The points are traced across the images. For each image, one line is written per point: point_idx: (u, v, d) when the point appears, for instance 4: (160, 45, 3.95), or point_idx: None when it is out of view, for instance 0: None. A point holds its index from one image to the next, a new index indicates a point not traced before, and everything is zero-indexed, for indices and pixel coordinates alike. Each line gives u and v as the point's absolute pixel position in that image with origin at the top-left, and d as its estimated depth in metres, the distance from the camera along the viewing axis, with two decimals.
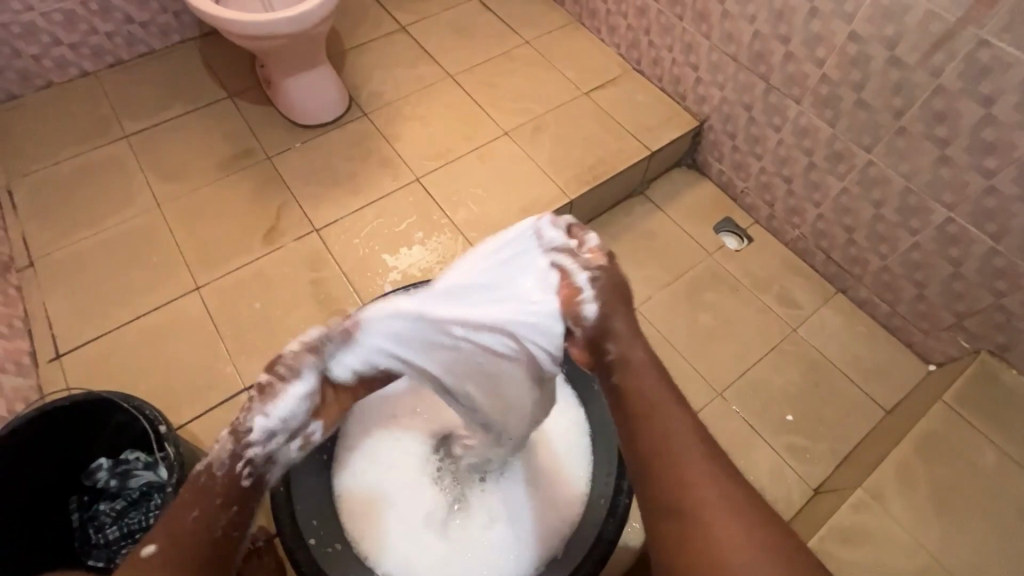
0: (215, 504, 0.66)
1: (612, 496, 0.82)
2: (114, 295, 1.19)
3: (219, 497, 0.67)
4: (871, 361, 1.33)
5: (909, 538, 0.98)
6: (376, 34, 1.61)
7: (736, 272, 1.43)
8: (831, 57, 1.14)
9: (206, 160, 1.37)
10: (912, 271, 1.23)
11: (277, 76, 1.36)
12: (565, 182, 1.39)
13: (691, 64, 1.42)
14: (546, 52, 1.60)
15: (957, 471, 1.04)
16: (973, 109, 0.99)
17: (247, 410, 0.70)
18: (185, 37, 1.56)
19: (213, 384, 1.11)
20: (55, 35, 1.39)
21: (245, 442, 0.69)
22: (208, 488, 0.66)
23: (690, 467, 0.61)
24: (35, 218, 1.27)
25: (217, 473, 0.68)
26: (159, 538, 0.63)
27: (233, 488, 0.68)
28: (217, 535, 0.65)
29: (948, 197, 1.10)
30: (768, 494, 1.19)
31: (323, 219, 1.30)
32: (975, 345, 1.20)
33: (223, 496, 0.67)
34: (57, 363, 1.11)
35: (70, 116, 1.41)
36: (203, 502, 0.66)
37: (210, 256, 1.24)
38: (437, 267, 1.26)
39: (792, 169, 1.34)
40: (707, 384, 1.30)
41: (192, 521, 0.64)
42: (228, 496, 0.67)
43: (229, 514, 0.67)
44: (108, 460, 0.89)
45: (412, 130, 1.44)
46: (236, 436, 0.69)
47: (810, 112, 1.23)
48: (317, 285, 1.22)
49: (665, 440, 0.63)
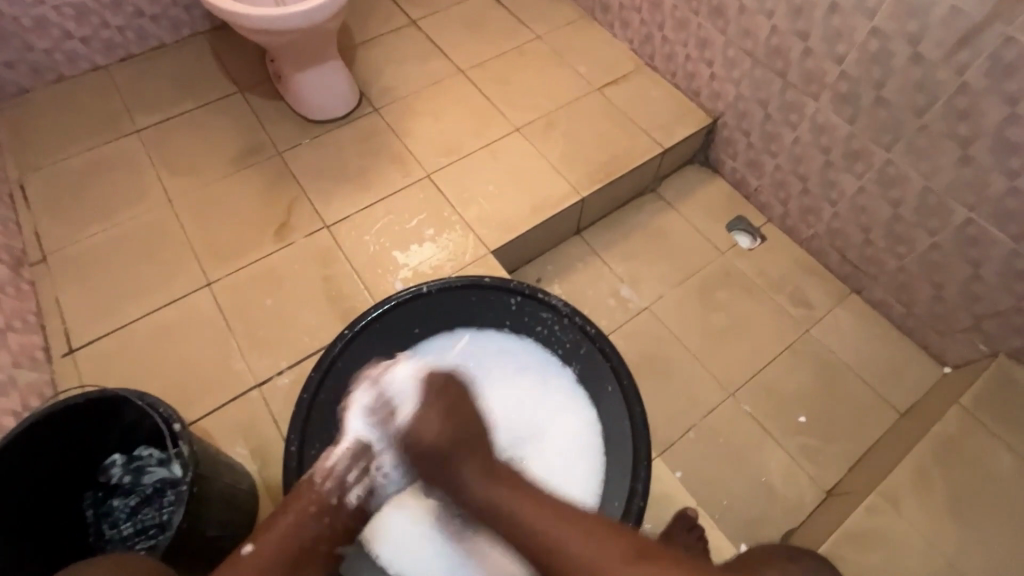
0: (309, 512, 0.74)
1: (627, 498, 0.82)
2: (126, 291, 1.19)
3: (315, 506, 0.74)
4: (886, 362, 1.31)
5: (925, 544, 0.97)
6: (386, 29, 1.60)
7: (748, 271, 1.41)
8: (851, 54, 1.12)
9: (217, 155, 1.37)
10: (930, 272, 1.21)
11: (288, 71, 1.35)
12: (577, 180, 1.37)
13: (706, 59, 1.40)
14: (558, 47, 1.59)
15: (974, 476, 1.03)
16: (997, 108, 0.97)
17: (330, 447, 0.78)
18: (196, 31, 1.55)
19: (225, 380, 1.11)
20: (67, 29, 1.39)
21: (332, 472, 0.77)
22: (307, 496, 0.74)
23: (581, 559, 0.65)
24: (48, 213, 1.27)
25: (317, 485, 0.75)
26: (255, 539, 0.71)
27: (324, 504, 0.75)
28: (308, 544, 0.73)
29: (969, 198, 1.08)
30: (780, 496, 1.18)
31: (334, 216, 1.29)
32: (993, 348, 1.19)
33: (318, 507, 0.74)
34: (70, 358, 1.11)
35: (81, 111, 1.41)
36: (300, 509, 0.74)
37: (222, 252, 1.24)
38: (448, 264, 1.25)
39: (808, 167, 1.32)
40: (719, 384, 1.29)
41: (287, 522, 0.73)
42: (322, 508, 0.74)
43: (319, 526, 0.74)
44: (121, 456, 0.90)
45: (422, 126, 1.43)
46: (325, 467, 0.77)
47: (827, 110, 1.21)
48: (328, 281, 1.22)
49: (558, 543, 0.66)
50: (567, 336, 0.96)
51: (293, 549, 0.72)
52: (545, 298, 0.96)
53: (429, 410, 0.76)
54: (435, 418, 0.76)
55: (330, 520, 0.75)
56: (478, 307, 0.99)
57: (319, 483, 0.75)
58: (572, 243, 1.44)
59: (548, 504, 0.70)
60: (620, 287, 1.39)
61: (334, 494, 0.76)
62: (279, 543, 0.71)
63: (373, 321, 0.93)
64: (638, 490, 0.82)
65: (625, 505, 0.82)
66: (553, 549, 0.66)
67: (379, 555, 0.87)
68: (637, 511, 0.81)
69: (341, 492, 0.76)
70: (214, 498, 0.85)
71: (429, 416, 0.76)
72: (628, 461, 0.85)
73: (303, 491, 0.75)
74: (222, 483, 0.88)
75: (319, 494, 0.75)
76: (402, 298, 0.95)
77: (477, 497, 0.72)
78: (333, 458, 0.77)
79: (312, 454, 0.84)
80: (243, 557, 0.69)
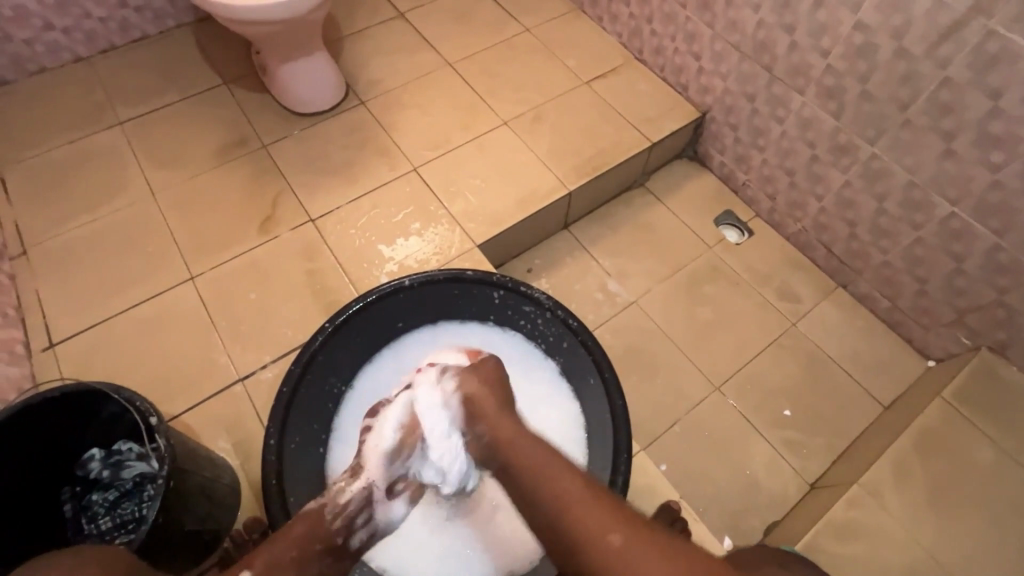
0: (314, 548, 0.68)
1: (606, 491, 0.82)
2: (108, 285, 1.18)
3: (320, 543, 0.69)
4: (871, 356, 1.32)
5: (906, 535, 0.98)
6: (374, 21, 1.59)
7: (735, 266, 1.42)
8: (836, 48, 1.12)
9: (202, 148, 1.36)
10: (914, 266, 1.22)
11: (273, 63, 1.34)
12: (564, 173, 1.37)
13: (694, 53, 1.40)
14: (547, 40, 1.58)
15: (954, 468, 1.04)
16: (980, 102, 0.97)
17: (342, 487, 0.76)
18: (181, 23, 1.54)
19: (208, 375, 1.10)
20: (47, 19, 1.37)
21: (346, 509, 0.74)
22: (315, 526, 0.70)
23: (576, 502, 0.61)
24: (28, 207, 1.26)
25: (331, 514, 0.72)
26: (255, 566, 0.62)
27: (331, 540, 0.71)
28: None
29: (952, 192, 1.08)
30: (763, 489, 1.19)
31: (319, 209, 1.28)
32: (975, 341, 1.20)
33: (323, 544, 0.70)
34: (51, 353, 1.10)
35: (63, 103, 1.40)
36: (305, 543, 0.68)
37: (205, 246, 1.23)
38: (434, 259, 1.24)
39: (795, 162, 1.32)
40: (704, 377, 1.29)
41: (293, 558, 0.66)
42: (327, 545, 0.70)
43: (322, 562, 0.69)
44: (100, 451, 0.89)
45: (410, 119, 1.42)
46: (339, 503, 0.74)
47: (814, 104, 1.21)
48: (312, 275, 1.21)
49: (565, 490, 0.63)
50: (550, 330, 0.96)
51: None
52: (528, 292, 0.95)
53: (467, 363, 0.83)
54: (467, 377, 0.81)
55: (333, 558, 0.71)
56: (461, 299, 0.99)
57: (328, 518, 0.72)
58: (559, 237, 1.44)
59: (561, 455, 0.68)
60: (608, 282, 1.39)
61: (340, 533, 0.73)
62: (280, 572, 0.64)
63: (354, 314, 0.92)
64: (618, 483, 0.82)
65: None
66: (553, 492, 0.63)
67: (362, 548, 0.86)
68: None
69: (346, 535, 0.73)
70: (193, 492, 0.85)
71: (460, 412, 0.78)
72: (607, 455, 0.85)
73: (303, 522, 0.70)
74: (201, 477, 0.87)
75: (327, 530, 0.71)
76: (386, 291, 0.95)
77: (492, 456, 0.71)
78: (348, 496, 0.75)
79: (290, 447, 0.84)
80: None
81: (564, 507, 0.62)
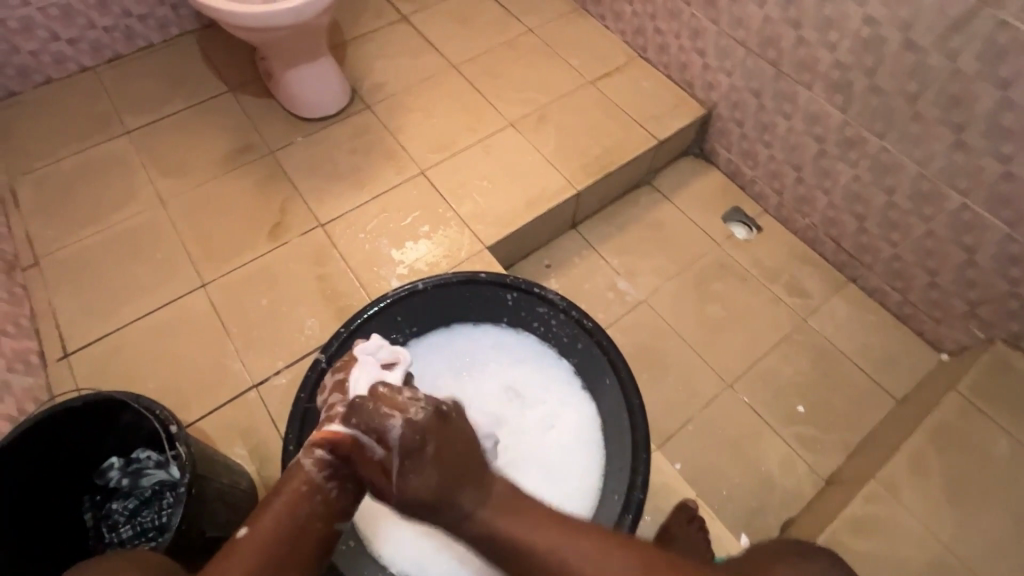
0: (301, 493, 0.67)
1: (626, 492, 0.82)
2: (119, 293, 1.18)
3: (305, 486, 0.68)
4: (883, 350, 1.32)
5: (924, 529, 0.97)
6: (377, 24, 1.59)
7: (745, 262, 1.41)
8: (843, 41, 1.12)
9: (209, 155, 1.36)
10: (925, 259, 1.21)
11: (278, 69, 1.34)
12: (571, 173, 1.37)
13: (699, 50, 1.40)
14: (550, 40, 1.58)
15: (970, 462, 1.03)
16: (990, 93, 0.97)
17: (315, 441, 0.69)
18: (184, 30, 1.54)
19: (221, 381, 1.10)
20: (53, 30, 1.38)
21: (325, 461, 0.68)
22: (296, 476, 0.68)
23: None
24: (38, 218, 1.26)
25: (306, 462, 0.68)
26: (250, 522, 0.66)
27: (318, 485, 0.68)
28: (302, 524, 0.67)
29: (963, 183, 1.08)
30: (778, 485, 1.19)
31: (327, 214, 1.29)
32: (988, 333, 1.19)
33: (310, 487, 0.68)
34: (65, 362, 1.10)
35: (71, 113, 1.40)
36: (291, 490, 0.67)
37: (216, 252, 1.24)
38: (444, 261, 1.24)
39: (802, 156, 1.32)
40: (716, 374, 1.29)
41: (281, 508, 0.67)
42: (314, 487, 0.68)
43: (313, 505, 0.68)
44: (119, 459, 0.89)
45: (415, 122, 1.43)
46: (317, 462, 0.68)
47: (821, 98, 1.21)
48: (323, 279, 1.21)
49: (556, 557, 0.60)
50: (563, 331, 0.96)
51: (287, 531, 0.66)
52: (541, 293, 0.95)
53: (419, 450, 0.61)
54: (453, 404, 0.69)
55: (324, 498, 0.68)
56: (474, 302, 0.99)
57: (310, 465, 0.68)
58: (568, 237, 1.44)
59: (553, 526, 0.62)
60: (617, 280, 1.39)
61: (323, 473, 0.68)
62: (271, 527, 0.65)
63: (368, 318, 0.93)
64: (638, 483, 0.82)
65: (626, 496, 0.82)
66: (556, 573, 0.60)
67: (381, 554, 0.86)
68: (637, 504, 0.80)
69: (336, 478, 0.69)
70: (211, 499, 0.85)
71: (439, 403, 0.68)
72: (625, 453, 0.86)
73: (291, 476, 0.68)
74: (219, 483, 0.88)
75: (307, 474, 0.68)
76: (399, 295, 0.95)
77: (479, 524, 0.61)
78: (322, 452, 0.68)
79: None
80: (239, 542, 0.65)
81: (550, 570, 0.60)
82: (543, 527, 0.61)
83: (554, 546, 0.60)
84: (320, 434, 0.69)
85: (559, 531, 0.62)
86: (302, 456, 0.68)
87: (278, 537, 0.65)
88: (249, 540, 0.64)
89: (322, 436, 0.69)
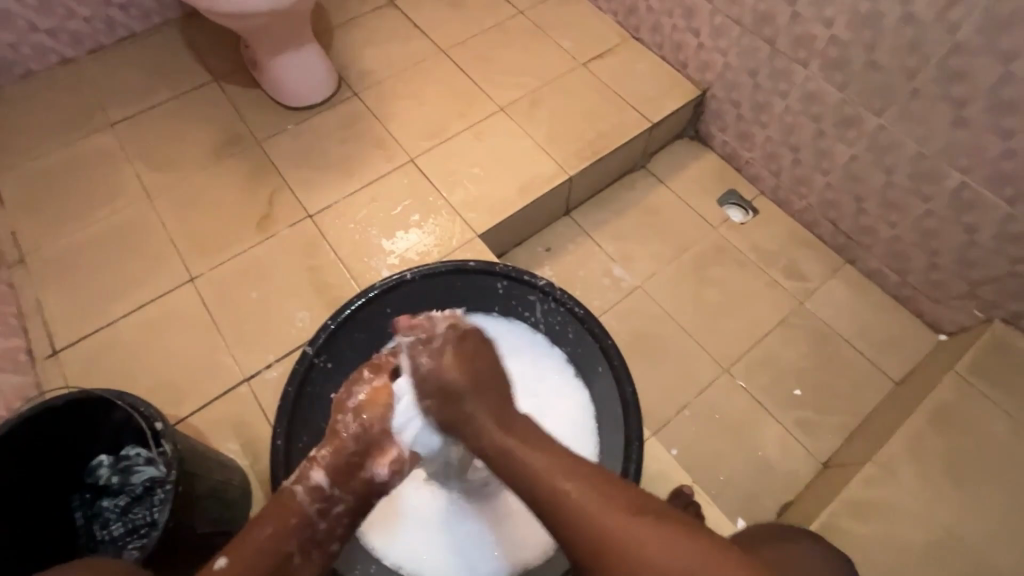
0: (289, 525, 0.65)
1: (619, 480, 0.81)
2: (106, 289, 1.17)
3: (295, 517, 0.65)
4: (881, 333, 1.30)
5: (922, 511, 0.97)
6: (364, 9, 1.55)
7: (742, 246, 1.39)
8: (840, 17, 1.09)
9: (194, 146, 1.33)
10: (924, 239, 1.19)
11: (263, 57, 1.32)
12: (564, 158, 1.34)
13: (693, 30, 1.36)
14: (541, 22, 1.54)
15: (969, 442, 1.03)
16: (991, 67, 0.95)
17: (310, 465, 0.69)
18: (167, 19, 1.51)
19: (212, 375, 1.09)
20: (31, 21, 1.34)
21: (315, 492, 0.68)
22: (287, 505, 0.66)
23: (585, 508, 0.57)
24: (23, 213, 1.24)
25: (298, 489, 0.67)
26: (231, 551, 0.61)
27: (308, 517, 0.66)
28: (281, 564, 0.63)
29: (963, 161, 1.06)
30: (777, 469, 1.18)
31: (317, 205, 1.27)
32: (988, 314, 1.18)
33: (299, 519, 0.66)
34: (55, 360, 1.09)
35: (53, 106, 1.37)
36: (281, 521, 0.65)
37: (204, 246, 1.22)
38: (436, 250, 1.23)
39: (799, 137, 1.29)
40: (712, 359, 1.28)
41: (266, 537, 0.63)
42: (304, 518, 0.66)
43: (302, 540, 0.65)
44: (109, 456, 0.88)
45: (404, 109, 1.40)
46: (308, 491, 0.68)
47: (818, 76, 1.18)
48: (314, 271, 1.20)
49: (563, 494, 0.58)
50: (553, 319, 0.95)
51: (273, 563, 0.62)
52: (530, 280, 0.94)
53: (450, 353, 0.71)
54: (455, 364, 0.70)
55: (312, 533, 0.66)
56: (463, 292, 0.98)
57: (303, 495, 0.67)
58: (561, 223, 1.42)
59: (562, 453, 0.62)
60: (612, 267, 1.37)
61: (315, 506, 0.67)
62: (253, 557, 0.61)
63: (356, 310, 0.92)
64: (632, 470, 0.81)
65: None
66: (559, 499, 0.58)
67: (374, 546, 0.86)
68: None
69: (327, 510, 0.68)
70: (202, 494, 0.85)
71: (452, 358, 0.70)
72: (618, 440, 0.85)
73: (281, 503, 0.66)
74: (210, 480, 0.87)
75: (299, 505, 0.66)
76: (385, 286, 0.93)
77: (490, 442, 0.65)
78: (314, 480, 0.68)
79: (299, 447, 0.83)
80: (218, 572, 0.58)
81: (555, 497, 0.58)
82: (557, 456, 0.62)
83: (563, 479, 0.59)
84: (323, 457, 0.70)
85: (563, 462, 0.61)
86: (293, 484, 0.68)
87: (261, 569, 0.60)
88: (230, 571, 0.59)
89: (322, 461, 0.70)
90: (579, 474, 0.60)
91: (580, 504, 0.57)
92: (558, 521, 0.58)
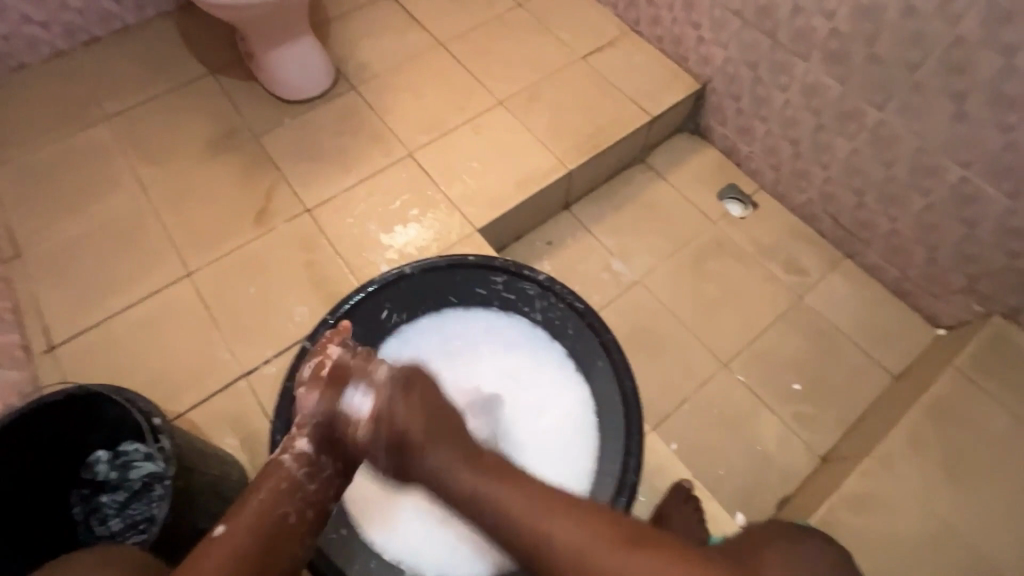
0: (281, 489, 0.69)
1: (620, 473, 0.83)
2: (102, 284, 1.16)
3: (286, 483, 0.70)
4: (880, 327, 1.30)
5: (921, 505, 0.97)
6: (360, 1, 1.54)
7: (741, 241, 1.39)
8: (842, 9, 1.08)
9: (190, 140, 1.32)
10: (924, 234, 1.19)
11: (260, 50, 1.30)
12: (563, 152, 1.34)
13: (693, 23, 1.36)
14: (540, 15, 1.53)
15: (968, 437, 1.03)
16: (993, 60, 0.94)
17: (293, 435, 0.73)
18: (161, 11, 1.49)
19: (210, 371, 1.09)
20: (24, 13, 1.33)
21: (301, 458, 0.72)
22: (275, 475, 0.70)
23: (572, 549, 0.60)
24: (18, 207, 1.23)
25: (286, 458, 0.71)
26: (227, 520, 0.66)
27: (296, 481, 0.70)
28: (276, 523, 0.67)
29: (964, 155, 1.05)
30: (775, 463, 1.19)
31: (314, 199, 1.26)
32: (987, 309, 1.18)
33: (288, 483, 0.70)
34: (51, 355, 1.09)
35: (46, 99, 1.36)
36: (271, 486, 0.69)
37: (201, 241, 1.21)
38: (434, 245, 1.22)
39: (799, 131, 1.29)
40: (711, 354, 1.28)
41: (258, 501, 0.68)
42: (294, 483, 0.70)
43: (294, 501, 0.70)
44: (107, 452, 0.88)
45: (402, 102, 1.39)
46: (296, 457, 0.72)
47: (819, 69, 1.18)
48: (312, 266, 1.19)
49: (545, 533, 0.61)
50: (552, 312, 0.95)
51: (268, 525, 0.67)
52: (530, 274, 0.96)
53: (398, 405, 0.69)
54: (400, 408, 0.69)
55: (303, 495, 0.70)
56: (462, 285, 0.97)
57: (290, 462, 0.71)
58: (560, 218, 1.41)
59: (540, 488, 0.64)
60: (611, 261, 1.36)
61: (303, 471, 0.71)
62: (254, 522, 0.66)
63: (357, 305, 0.93)
64: (632, 463, 0.83)
65: (619, 478, 0.83)
66: (541, 539, 0.61)
67: (373, 539, 0.86)
68: (631, 484, 0.82)
69: (316, 474, 0.72)
70: (200, 490, 0.85)
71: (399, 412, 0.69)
72: (617, 433, 0.86)
73: (269, 472, 0.70)
74: (209, 475, 0.87)
75: (287, 471, 0.70)
76: (387, 280, 0.95)
77: (457, 483, 0.66)
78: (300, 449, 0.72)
79: None
80: (214, 542, 0.64)
81: (537, 540, 0.61)
82: (527, 492, 0.64)
83: (540, 517, 0.62)
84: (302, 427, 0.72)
85: (544, 497, 0.64)
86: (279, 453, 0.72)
87: (251, 533, 0.65)
88: (224, 542, 0.64)
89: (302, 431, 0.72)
90: (561, 508, 0.63)
91: (565, 543, 0.60)
92: (539, 559, 0.61)
